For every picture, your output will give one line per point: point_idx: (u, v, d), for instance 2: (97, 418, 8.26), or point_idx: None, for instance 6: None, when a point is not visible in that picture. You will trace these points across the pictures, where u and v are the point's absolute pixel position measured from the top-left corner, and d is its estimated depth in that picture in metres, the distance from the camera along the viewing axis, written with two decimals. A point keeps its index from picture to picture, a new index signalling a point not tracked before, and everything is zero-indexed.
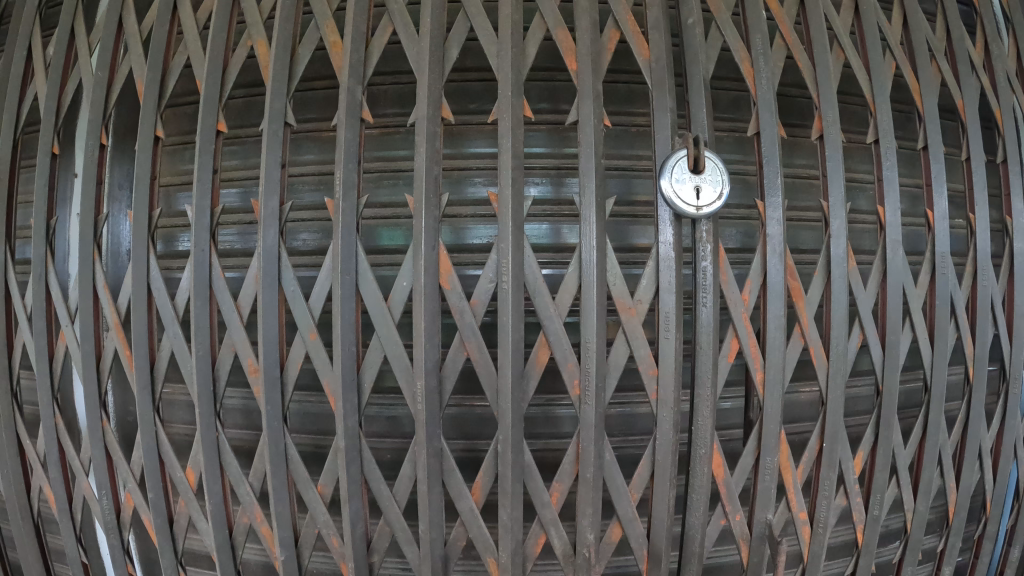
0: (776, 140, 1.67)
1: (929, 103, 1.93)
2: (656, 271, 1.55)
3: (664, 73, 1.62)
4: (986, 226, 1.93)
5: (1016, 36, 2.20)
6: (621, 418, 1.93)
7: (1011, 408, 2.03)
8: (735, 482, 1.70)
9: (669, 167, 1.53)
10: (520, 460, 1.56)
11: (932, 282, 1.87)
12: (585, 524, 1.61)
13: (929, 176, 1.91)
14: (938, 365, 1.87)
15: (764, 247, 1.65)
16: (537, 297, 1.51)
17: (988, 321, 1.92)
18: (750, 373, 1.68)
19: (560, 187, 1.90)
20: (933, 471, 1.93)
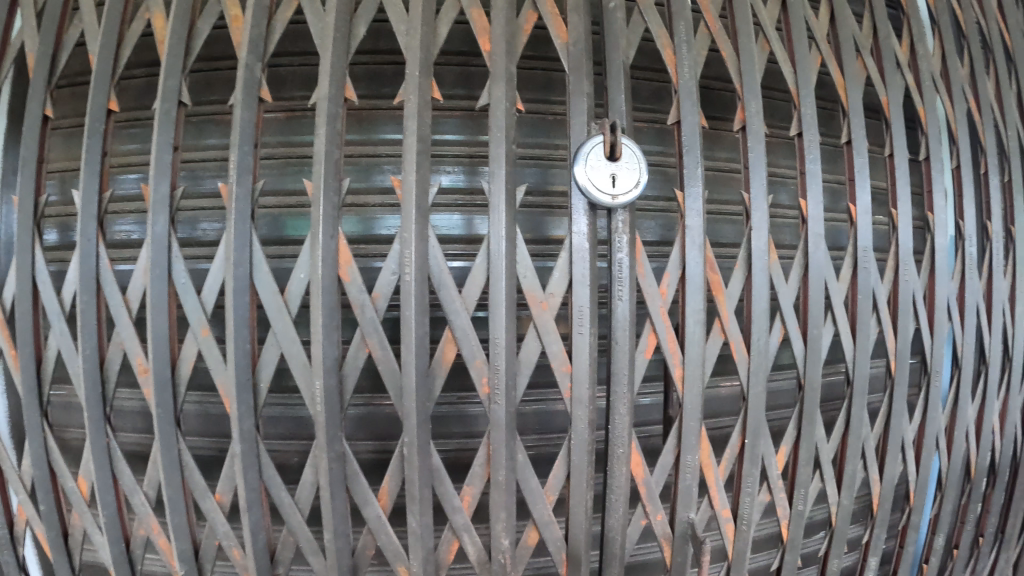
0: (696, 129, 1.62)
1: (854, 99, 1.91)
2: (569, 262, 1.49)
3: (582, 57, 1.56)
4: (908, 222, 1.92)
5: (941, 36, 2.20)
6: (535, 415, 1.87)
7: (932, 400, 2.03)
8: (654, 481, 1.64)
9: (583, 153, 1.47)
10: (428, 464, 1.49)
11: (854, 276, 1.85)
12: (499, 528, 1.54)
13: (852, 171, 1.88)
14: (861, 359, 1.86)
15: (683, 239, 1.59)
16: (442, 290, 1.44)
17: (910, 315, 1.92)
18: (669, 370, 1.63)
19: (473, 176, 1.83)
20: (856, 464, 1.91)
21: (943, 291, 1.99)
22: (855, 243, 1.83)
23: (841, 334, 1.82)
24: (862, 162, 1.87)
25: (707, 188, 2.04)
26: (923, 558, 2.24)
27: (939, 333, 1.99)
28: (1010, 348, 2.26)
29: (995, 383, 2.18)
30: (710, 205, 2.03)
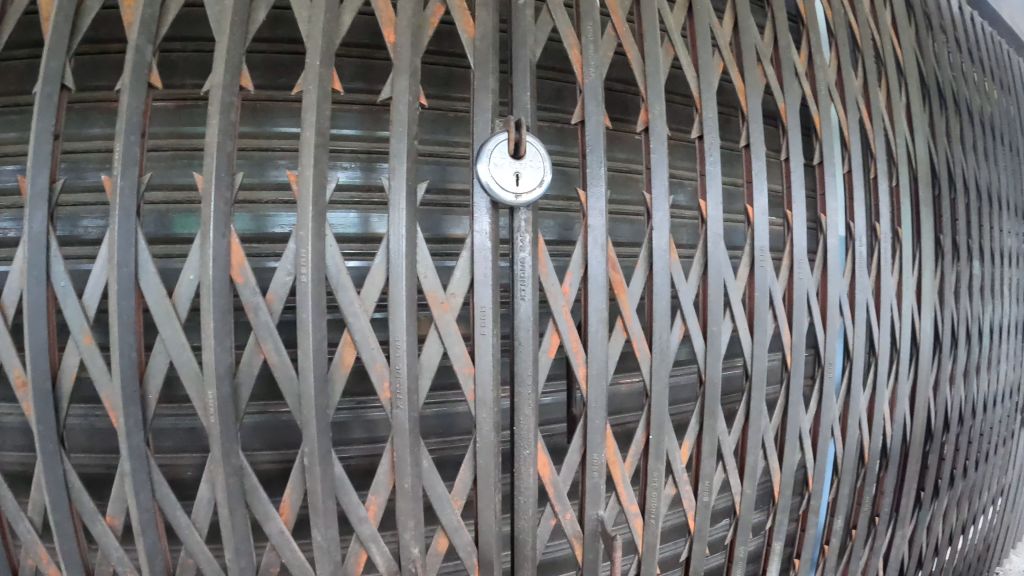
0: (600, 131, 1.64)
1: (753, 105, 1.97)
2: (470, 262, 1.48)
3: (488, 54, 1.55)
4: (802, 223, 2.00)
5: (838, 49, 2.29)
6: (437, 418, 1.84)
7: (826, 391, 2.12)
8: (562, 481, 1.63)
9: (488, 150, 1.45)
10: (330, 473, 1.45)
11: (751, 274, 1.91)
12: (409, 537, 1.51)
13: (750, 173, 1.94)
14: (758, 353, 1.92)
15: (585, 239, 1.61)
16: (341, 291, 1.41)
17: (803, 311, 2.00)
18: (573, 369, 1.63)
19: (370, 173, 1.80)
20: (756, 454, 1.97)
21: (834, 287, 2.09)
22: (752, 242, 1.89)
23: (740, 333, 1.87)
24: (760, 164, 1.93)
25: (610, 188, 2.07)
26: (822, 542, 2.33)
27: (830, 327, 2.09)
28: (897, 340, 2.40)
29: (884, 373, 2.30)
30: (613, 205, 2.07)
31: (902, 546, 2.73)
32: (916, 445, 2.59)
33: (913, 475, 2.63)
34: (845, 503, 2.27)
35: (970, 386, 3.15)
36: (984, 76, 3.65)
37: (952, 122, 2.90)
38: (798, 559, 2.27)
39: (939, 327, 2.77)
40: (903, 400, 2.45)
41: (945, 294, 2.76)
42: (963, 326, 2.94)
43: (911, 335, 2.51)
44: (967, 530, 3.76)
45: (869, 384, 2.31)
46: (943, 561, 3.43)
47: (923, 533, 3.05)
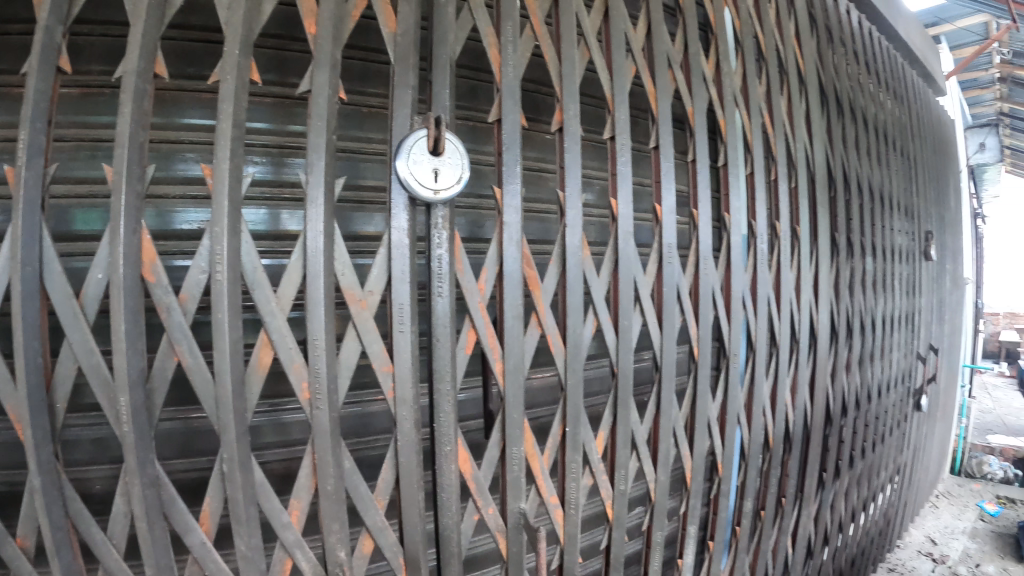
0: (517, 130, 1.68)
1: (663, 109, 2.05)
2: (388, 259, 1.50)
3: (409, 49, 1.57)
4: (706, 221, 2.10)
5: (743, 58, 2.40)
6: (354, 419, 1.86)
7: (731, 379, 2.23)
8: (483, 476, 1.67)
9: (406, 147, 1.46)
10: (250, 479, 1.44)
11: (660, 270, 1.99)
12: (333, 540, 1.53)
13: (659, 172, 2.02)
14: (666, 345, 2.00)
15: (501, 236, 1.64)
16: (258, 290, 1.41)
17: (709, 305, 2.10)
18: (490, 364, 1.66)
19: (281, 168, 1.79)
20: (668, 442, 2.06)
21: (737, 282, 2.21)
22: (660, 239, 1.97)
23: (649, 328, 1.95)
24: (667, 164, 2.02)
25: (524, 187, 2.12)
26: (733, 523, 2.46)
27: (734, 320, 2.20)
28: (796, 330, 2.55)
29: (784, 361, 2.44)
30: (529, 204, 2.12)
31: (805, 524, 2.90)
32: (816, 428, 2.76)
33: (814, 456, 2.81)
34: (752, 485, 2.40)
35: (864, 373, 3.37)
36: (877, 83, 3.89)
37: (847, 129, 3.11)
38: (711, 541, 2.37)
39: (835, 318, 2.96)
40: (803, 387, 2.61)
41: (840, 287, 2.95)
42: (858, 317, 3.14)
43: (809, 326, 2.68)
44: (867, 508, 4.01)
45: (771, 372, 2.45)
46: (845, 537, 3.65)
47: (825, 511, 3.25)
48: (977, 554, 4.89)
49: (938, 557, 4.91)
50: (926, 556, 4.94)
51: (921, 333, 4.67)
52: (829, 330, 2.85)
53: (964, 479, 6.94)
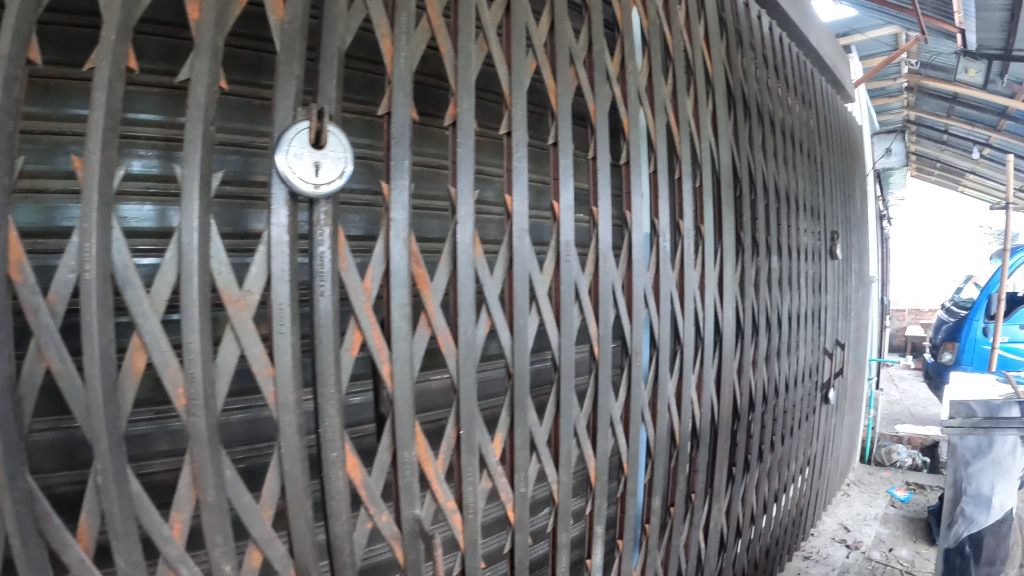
0: (406, 124, 1.62)
1: (563, 107, 2.02)
2: (267, 256, 1.43)
3: (296, 38, 1.50)
4: (606, 219, 2.09)
5: (649, 56, 2.41)
6: (244, 425, 1.77)
7: (634, 378, 2.23)
8: (374, 482, 1.61)
9: (287, 139, 1.39)
10: (126, 491, 1.34)
11: (557, 268, 1.98)
12: (218, 554, 1.45)
13: (558, 170, 2.00)
14: (565, 342, 1.99)
15: (388, 232, 1.59)
16: (128, 289, 1.30)
17: (608, 303, 2.10)
18: (377, 367, 1.61)
19: (168, 162, 1.69)
20: (569, 442, 2.04)
21: (639, 279, 2.22)
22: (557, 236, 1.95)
23: (548, 327, 1.93)
24: (567, 161, 1.99)
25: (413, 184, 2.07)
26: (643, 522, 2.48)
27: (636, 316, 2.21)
28: (701, 328, 2.57)
29: (689, 360, 2.45)
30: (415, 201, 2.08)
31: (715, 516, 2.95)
32: (724, 424, 2.80)
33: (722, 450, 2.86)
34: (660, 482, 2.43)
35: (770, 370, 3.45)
36: (786, 89, 3.99)
37: (753, 131, 3.17)
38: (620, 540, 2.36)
39: (740, 316, 3.02)
40: (710, 383, 2.64)
41: (745, 286, 3.01)
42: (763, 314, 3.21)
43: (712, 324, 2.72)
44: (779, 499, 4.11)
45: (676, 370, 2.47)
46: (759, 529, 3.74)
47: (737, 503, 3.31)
48: (887, 539, 5.09)
49: (851, 543, 5.10)
50: (839, 543, 5.12)
51: (828, 327, 4.83)
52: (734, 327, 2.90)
53: (874, 467, 7.23)
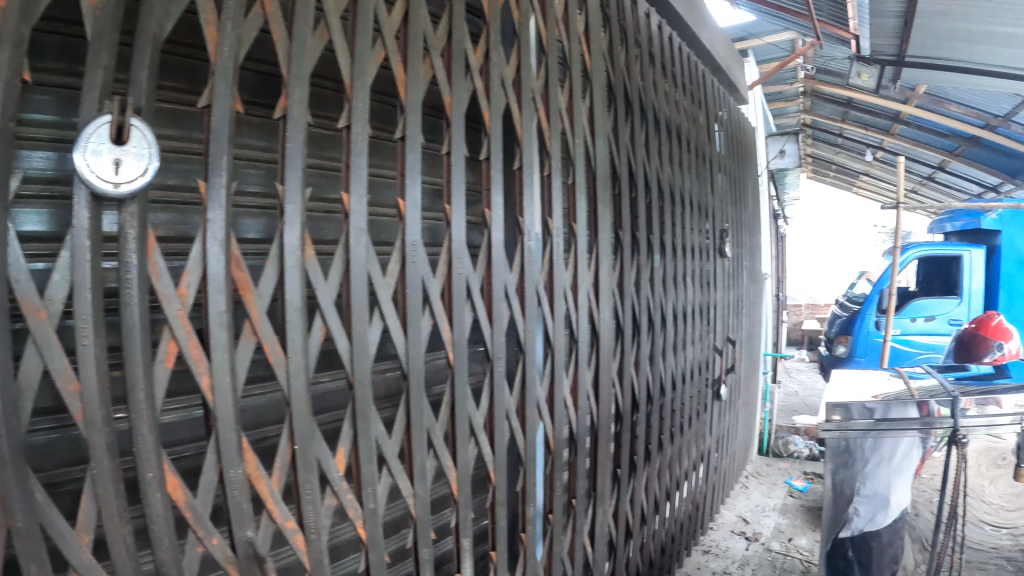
0: (301, 129, 1.85)
1: (412, 100, 2.14)
2: (70, 264, 1.52)
3: (229, 63, 1.72)
4: (459, 217, 2.27)
5: (520, 49, 2.66)
6: (122, 430, 1.95)
7: (496, 384, 2.47)
8: (199, 504, 1.72)
9: (86, 138, 1.47)
10: (29, 493, 1.46)
11: (403, 270, 2.11)
12: (121, 556, 1.65)
13: (405, 165, 2.12)
14: (412, 349, 2.13)
15: (205, 234, 1.68)
16: (22, 288, 1.43)
17: (461, 306, 2.28)
18: (198, 379, 1.71)
19: (63, 162, 1.84)
20: (422, 456, 2.19)
21: (499, 279, 2.45)
22: (403, 237, 2.08)
23: (393, 333, 2.06)
24: (413, 158, 2.12)
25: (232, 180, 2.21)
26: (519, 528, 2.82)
27: (497, 322, 2.45)
28: (575, 328, 2.99)
29: (558, 364, 2.81)
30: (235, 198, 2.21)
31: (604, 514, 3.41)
32: (602, 425, 3.25)
33: (605, 441, 3.30)
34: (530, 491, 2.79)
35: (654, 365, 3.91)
36: (673, 85, 4.35)
37: (634, 129, 3.57)
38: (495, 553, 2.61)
39: (620, 316, 3.43)
40: (586, 386, 3.06)
41: (622, 286, 3.45)
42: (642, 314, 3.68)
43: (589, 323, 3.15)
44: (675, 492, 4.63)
45: (546, 376, 2.82)
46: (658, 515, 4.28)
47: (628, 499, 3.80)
48: (786, 528, 5.78)
49: (752, 536, 5.79)
50: (738, 535, 5.80)
51: (717, 323, 5.30)
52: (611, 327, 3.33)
53: (764, 460, 8.19)
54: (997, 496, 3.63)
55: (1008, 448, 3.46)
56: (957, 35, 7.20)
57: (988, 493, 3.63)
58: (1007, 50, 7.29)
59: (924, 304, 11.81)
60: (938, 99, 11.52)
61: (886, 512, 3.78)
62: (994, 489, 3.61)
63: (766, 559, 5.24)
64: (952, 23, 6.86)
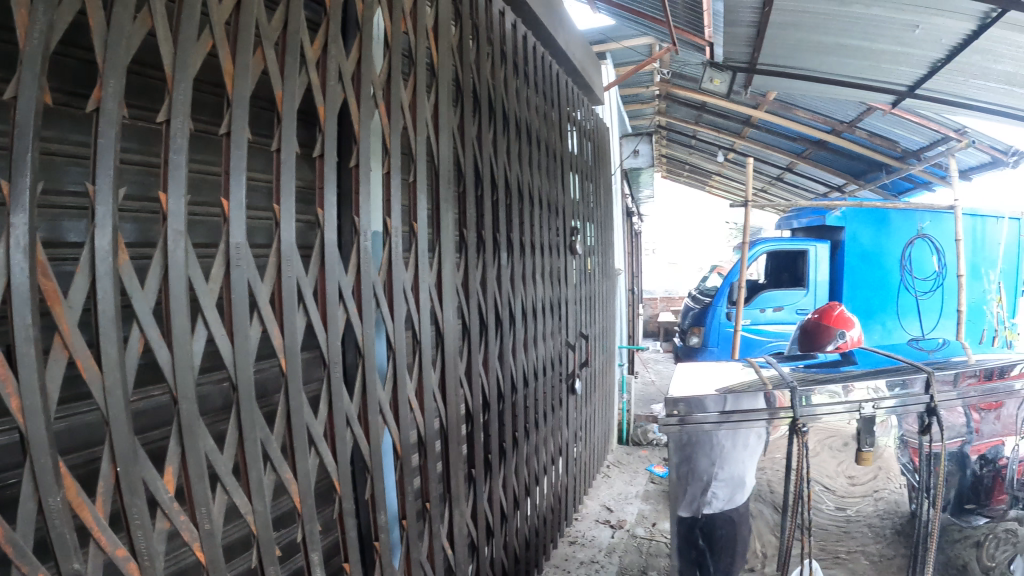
0: (113, 119, 1.87)
1: (238, 92, 2.40)
2: None
3: (38, 51, 1.67)
4: (286, 220, 2.55)
5: (360, 44, 3.05)
6: None
7: (334, 393, 2.83)
8: (20, 536, 1.67)
9: None
10: None
11: (229, 273, 2.33)
12: None
13: (230, 160, 2.32)
14: (240, 357, 2.38)
15: (6, 241, 1.62)
16: None
17: (290, 311, 2.59)
18: (4, 399, 1.64)
19: None
20: (257, 469, 2.46)
21: (330, 280, 2.80)
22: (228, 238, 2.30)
23: (219, 344, 2.28)
24: (239, 154, 2.36)
25: (42, 177, 2.08)
26: (373, 538, 3.20)
27: (331, 326, 2.79)
28: (420, 334, 3.54)
29: (404, 372, 3.31)
30: (46, 197, 2.08)
31: (461, 514, 4.07)
32: (453, 427, 3.92)
33: (458, 433, 3.98)
34: (380, 498, 3.17)
35: (503, 359, 4.86)
36: (522, 81, 5.52)
37: (466, 123, 4.25)
38: (347, 563, 3.01)
39: (467, 318, 4.23)
40: (431, 388, 3.64)
41: (468, 284, 4.28)
42: (487, 311, 4.52)
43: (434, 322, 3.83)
44: (533, 487, 5.62)
45: (389, 381, 3.26)
46: (520, 509, 5.29)
47: (484, 499, 4.51)
48: (646, 516, 7.15)
49: (616, 523, 7.03)
50: (604, 525, 7.01)
51: (569, 323, 6.77)
52: (455, 321, 4.00)
53: (623, 458, 9.26)
54: (844, 482, 3.68)
55: (849, 434, 3.56)
56: (804, 45, 7.72)
57: (834, 478, 3.66)
58: (850, 61, 7.89)
59: (772, 296, 12.47)
60: (788, 106, 12.35)
61: (738, 494, 3.73)
62: (842, 476, 3.65)
63: (631, 546, 6.42)
64: (802, 34, 7.33)
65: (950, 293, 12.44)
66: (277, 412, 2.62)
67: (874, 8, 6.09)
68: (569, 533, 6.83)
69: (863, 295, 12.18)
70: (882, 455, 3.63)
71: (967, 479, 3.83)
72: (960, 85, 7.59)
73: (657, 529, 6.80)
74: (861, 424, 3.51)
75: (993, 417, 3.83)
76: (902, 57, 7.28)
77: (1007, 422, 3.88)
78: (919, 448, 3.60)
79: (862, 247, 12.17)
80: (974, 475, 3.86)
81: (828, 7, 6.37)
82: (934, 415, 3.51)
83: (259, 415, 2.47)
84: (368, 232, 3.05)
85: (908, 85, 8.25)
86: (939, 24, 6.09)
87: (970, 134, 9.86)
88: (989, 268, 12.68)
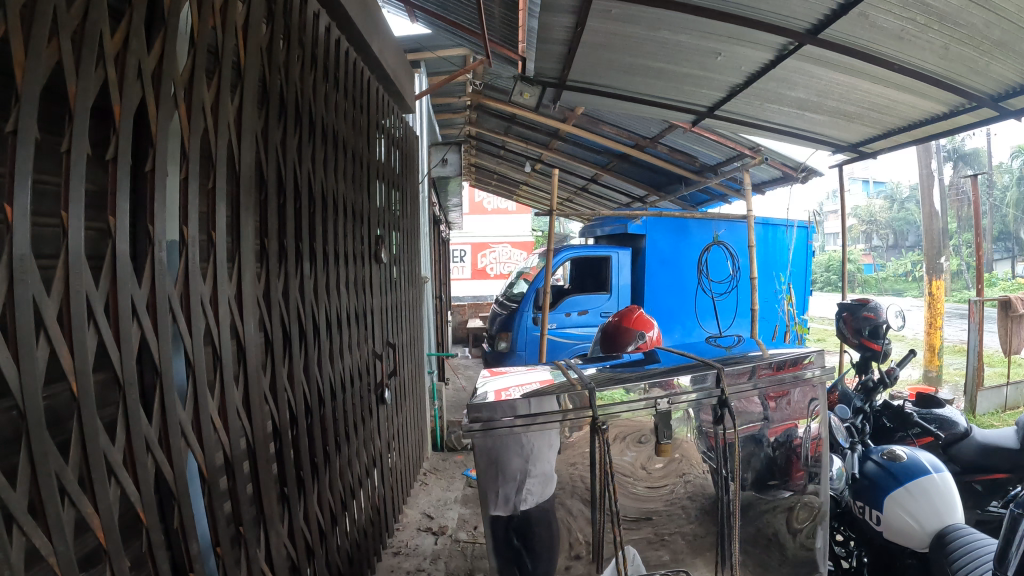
0: None
1: (28, 86, 2.18)
2: None
3: None
4: (76, 228, 2.34)
5: (161, 39, 2.86)
6: None
7: (131, 415, 2.62)
8: None
9: None
10: None
11: (12, 288, 2.11)
12: None
13: (15, 160, 2.14)
14: (27, 382, 2.16)
15: None
16: None
17: (83, 327, 2.37)
18: None
19: None
20: (55, 506, 2.25)
21: (125, 293, 2.58)
22: (10, 249, 2.09)
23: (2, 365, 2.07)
24: (24, 154, 2.15)
25: None
26: (186, 569, 3.01)
27: (125, 345, 2.58)
28: (220, 348, 3.36)
29: (204, 389, 3.11)
30: None
31: (278, 534, 3.93)
32: (261, 444, 3.76)
33: (267, 450, 3.84)
34: (191, 527, 2.98)
35: (308, 372, 4.69)
36: (330, 85, 5.38)
37: (270, 128, 4.11)
38: None
39: (269, 331, 4.06)
40: (235, 405, 3.46)
41: (269, 295, 4.11)
42: (290, 323, 4.36)
43: (234, 335, 3.65)
44: (350, 501, 5.51)
45: (188, 401, 3.06)
46: (338, 525, 5.18)
47: (300, 516, 4.36)
48: (466, 519, 7.32)
49: (438, 529, 7.11)
50: (426, 532, 7.04)
51: (375, 332, 6.70)
52: (255, 336, 3.83)
53: (439, 465, 9.36)
54: (642, 466, 3.45)
55: (646, 428, 3.34)
56: (616, 65, 8.22)
57: (635, 464, 3.45)
58: (656, 82, 8.54)
59: (578, 300, 13.26)
60: (594, 121, 13.02)
61: (550, 485, 3.28)
62: (641, 461, 3.44)
63: (455, 550, 6.52)
64: (614, 55, 7.79)
65: (743, 294, 14.13)
66: (70, 439, 2.39)
67: (681, 35, 6.61)
68: (392, 544, 6.76)
69: (664, 295, 13.19)
70: (680, 445, 3.46)
71: (767, 459, 3.83)
72: (758, 108, 8.52)
73: (478, 532, 6.98)
74: (657, 417, 3.29)
75: (784, 402, 3.84)
76: (704, 81, 8.01)
77: (798, 406, 3.90)
78: (715, 435, 3.50)
79: (660, 253, 13.15)
80: (769, 455, 3.82)
81: (640, 32, 6.83)
82: (727, 406, 3.39)
83: (53, 445, 2.25)
84: (163, 241, 2.84)
85: (708, 106, 9.11)
86: (739, 53, 6.76)
87: (763, 152, 11.17)
88: (779, 270, 14.48)
